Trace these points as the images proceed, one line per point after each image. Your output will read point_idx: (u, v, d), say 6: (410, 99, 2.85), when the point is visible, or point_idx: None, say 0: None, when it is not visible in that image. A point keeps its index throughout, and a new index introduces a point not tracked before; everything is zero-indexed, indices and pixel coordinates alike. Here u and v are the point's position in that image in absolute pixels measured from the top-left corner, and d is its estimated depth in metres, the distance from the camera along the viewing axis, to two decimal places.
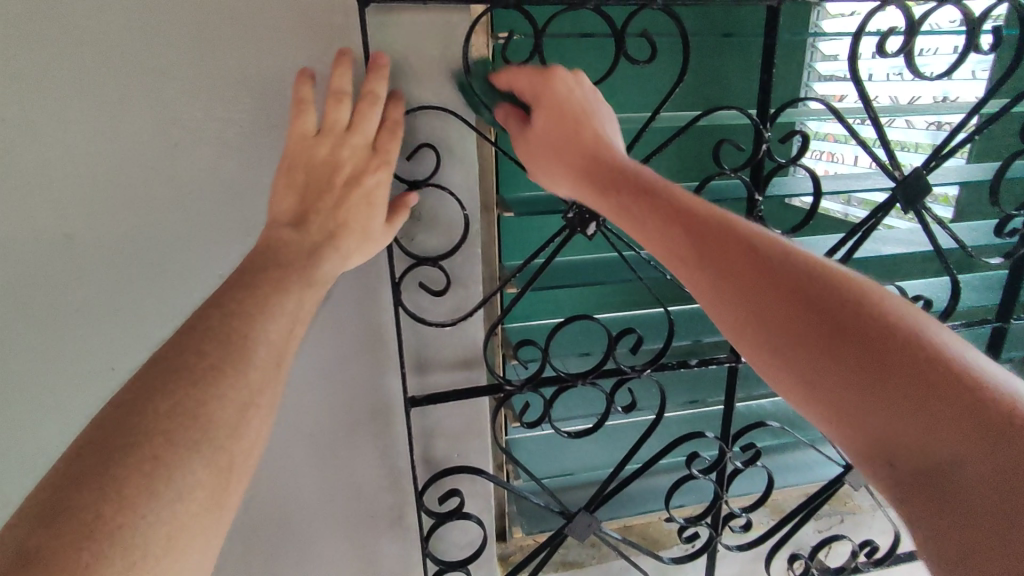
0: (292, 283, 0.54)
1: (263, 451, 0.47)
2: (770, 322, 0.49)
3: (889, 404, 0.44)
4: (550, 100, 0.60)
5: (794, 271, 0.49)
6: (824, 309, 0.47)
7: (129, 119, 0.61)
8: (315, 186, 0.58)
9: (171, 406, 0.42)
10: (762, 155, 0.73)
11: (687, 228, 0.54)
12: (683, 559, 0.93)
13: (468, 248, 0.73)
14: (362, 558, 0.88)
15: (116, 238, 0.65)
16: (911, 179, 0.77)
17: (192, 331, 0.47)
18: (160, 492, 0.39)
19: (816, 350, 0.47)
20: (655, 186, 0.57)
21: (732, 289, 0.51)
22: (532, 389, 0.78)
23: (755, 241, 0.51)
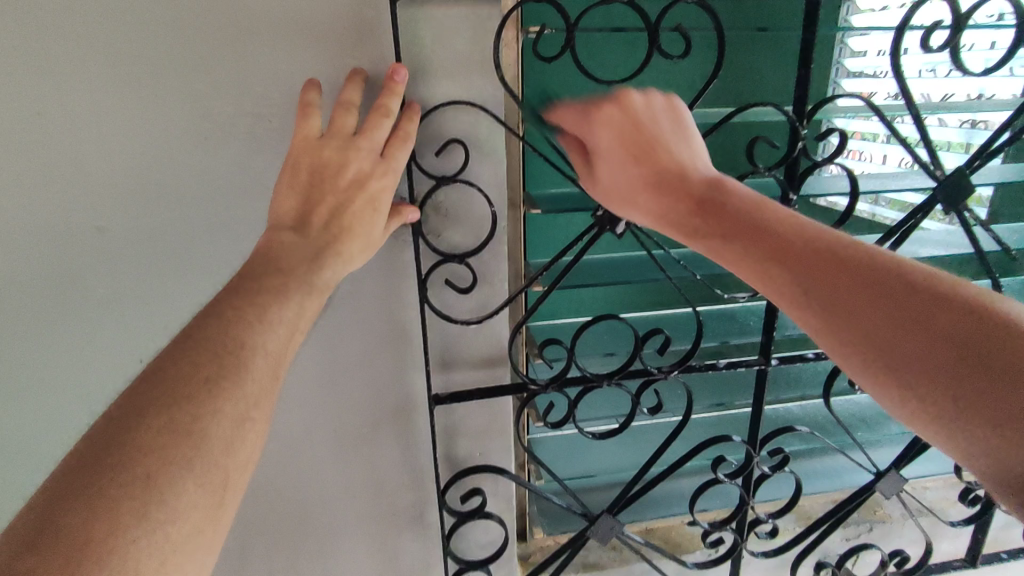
0: (291, 292, 0.53)
1: (256, 466, 0.47)
2: (849, 318, 0.50)
3: (977, 387, 0.46)
4: (608, 126, 0.61)
5: (865, 262, 0.51)
6: (902, 300, 0.49)
7: (160, 116, 0.61)
8: (319, 190, 0.57)
9: (162, 424, 0.41)
10: (797, 154, 0.71)
11: (758, 231, 0.55)
12: (707, 565, 0.91)
13: (495, 244, 0.72)
14: (384, 557, 0.88)
15: (144, 231, 0.65)
16: (952, 178, 0.75)
17: (187, 338, 0.46)
18: (152, 514, 0.38)
19: (930, 369, 0.47)
20: (720, 191, 0.58)
21: (836, 312, 0.51)
22: (557, 389, 0.77)
23: (821, 239, 0.53)
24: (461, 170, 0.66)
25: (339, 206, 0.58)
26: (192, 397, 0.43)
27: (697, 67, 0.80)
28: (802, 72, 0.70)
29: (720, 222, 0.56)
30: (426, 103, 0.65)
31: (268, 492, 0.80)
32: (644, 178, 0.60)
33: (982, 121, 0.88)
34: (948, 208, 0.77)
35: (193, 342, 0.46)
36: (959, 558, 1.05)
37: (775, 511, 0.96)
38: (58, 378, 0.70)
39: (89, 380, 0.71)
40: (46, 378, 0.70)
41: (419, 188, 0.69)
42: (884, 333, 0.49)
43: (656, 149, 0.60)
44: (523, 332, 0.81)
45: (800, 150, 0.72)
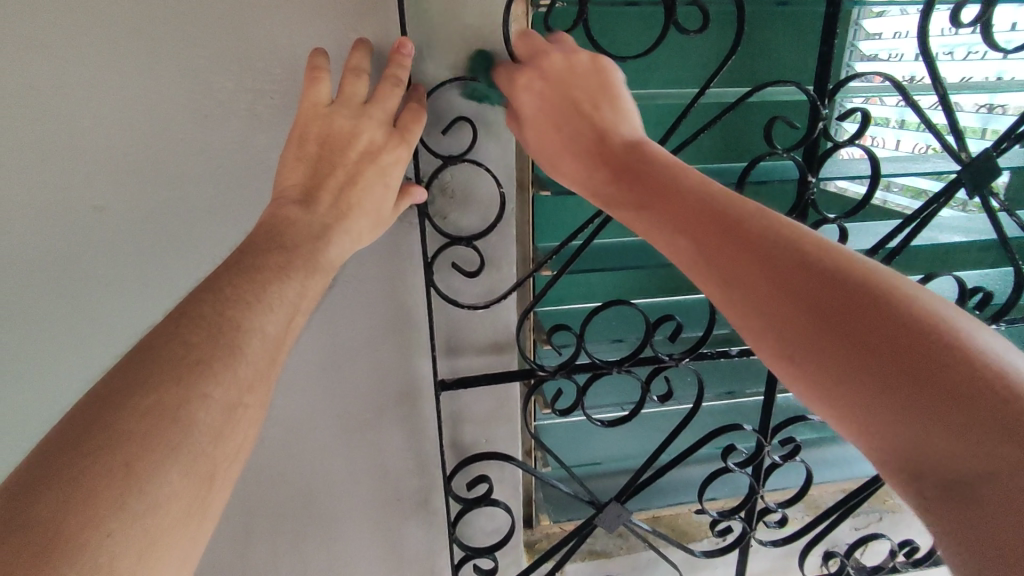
0: (295, 271, 0.51)
1: (250, 453, 0.45)
2: (746, 291, 0.47)
3: (866, 381, 0.42)
4: (534, 90, 0.59)
5: (776, 232, 0.46)
6: (807, 280, 0.44)
7: (157, 90, 0.59)
8: (328, 163, 0.56)
9: (147, 407, 0.39)
10: (817, 135, 0.69)
11: (667, 194, 0.51)
12: (715, 553, 0.90)
13: (502, 227, 0.70)
14: (387, 543, 0.87)
15: (144, 210, 0.64)
16: (979, 161, 0.72)
17: (182, 318, 0.45)
18: (131, 504, 0.36)
19: (825, 348, 0.43)
20: (638, 153, 0.54)
21: (739, 285, 0.47)
22: (565, 376, 0.75)
23: (732, 204, 0.49)
24: (470, 148, 0.64)
25: (347, 180, 0.57)
26: (182, 381, 0.41)
27: (714, 46, 0.79)
28: (824, 49, 0.68)
29: (630, 183, 0.53)
30: (432, 77, 0.62)
31: (271, 476, 0.79)
32: (563, 145, 0.58)
33: (1000, 105, 0.85)
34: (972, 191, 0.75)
35: (188, 322, 0.44)
36: None
37: (785, 501, 0.94)
38: (59, 359, 0.69)
39: (89, 362, 0.70)
40: (48, 359, 0.69)
41: (425, 168, 0.66)
42: (779, 309, 0.45)
43: (579, 113, 0.57)
44: (531, 318, 0.79)
45: (820, 130, 0.69)
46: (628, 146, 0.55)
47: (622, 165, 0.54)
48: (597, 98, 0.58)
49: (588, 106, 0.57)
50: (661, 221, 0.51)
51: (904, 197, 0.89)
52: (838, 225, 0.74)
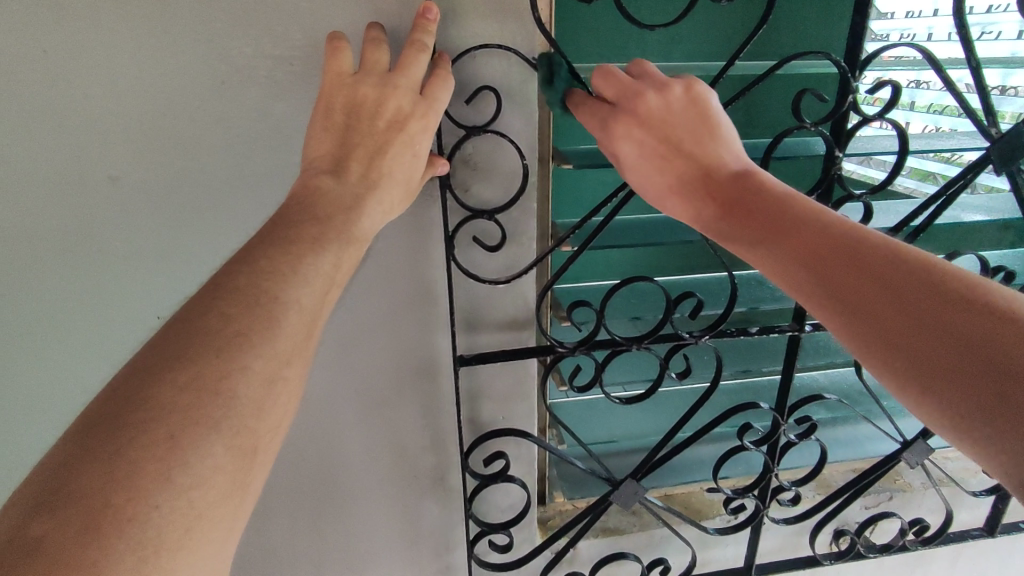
0: (329, 242, 0.51)
1: (286, 428, 0.45)
2: (851, 306, 0.47)
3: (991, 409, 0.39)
4: (631, 120, 0.57)
5: (897, 261, 0.46)
6: (923, 299, 0.44)
7: (174, 56, 0.57)
8: (356, 133, 0.55)
9: (188, 379, 0.39)
10: (846, 108, 0.67)
11: (782, 224, 0.52)
12: (728, 530, 0.90)
13: (525, 202, 0.69)
14: (404, 519, 0.87)
15: (160, 182, 0.62)
16: (1009, 136, 0.71)
17: (218, 289, 0.44)
18: (174, 478, 0.36)
19: (943, 363, 0.42)
20: (748, 185, 0.56)
21: (849, 305, 0.47)
22: (585, 352, 0.75)
23: (851, 234, 0.49)
24: (494, 118, 0.63)
25: (378, 149, 0.56)
26: (222, 354, 0.41)
27: (738, 18, 0.77)
28: (856, 19, 0.66)
29: (742, 212, 0.55)
30: (456, 46, 0.61)
31: (291, 452, 0.79)
32: (663, 175, 0.59)
33: (1012, 86, 0.84)
34: (1000, 166, 0.73)
35: (224, 293, 0.44)
36: (977, 528, 1.04)
37: (798, 479, 0.94)
38: (78, 335, 0.68)
39: (104, 336, 0.69)
40: (66, 336, 0.68)
41: (448, 139, 0.65)
42: (899, 336, 0.44)
43: (682, 142, 0.58)
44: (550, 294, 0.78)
45: (850, 104, 0.67)
46: (737, 178, 0.56)
47: (730, 198, 0.56)
48: (698, 130, 0.58)
49: (692, 140, 0.58)
50: (772, 249, 0.52)
51: (911, 180, 0.91)
52: (863, 202, 0.73)
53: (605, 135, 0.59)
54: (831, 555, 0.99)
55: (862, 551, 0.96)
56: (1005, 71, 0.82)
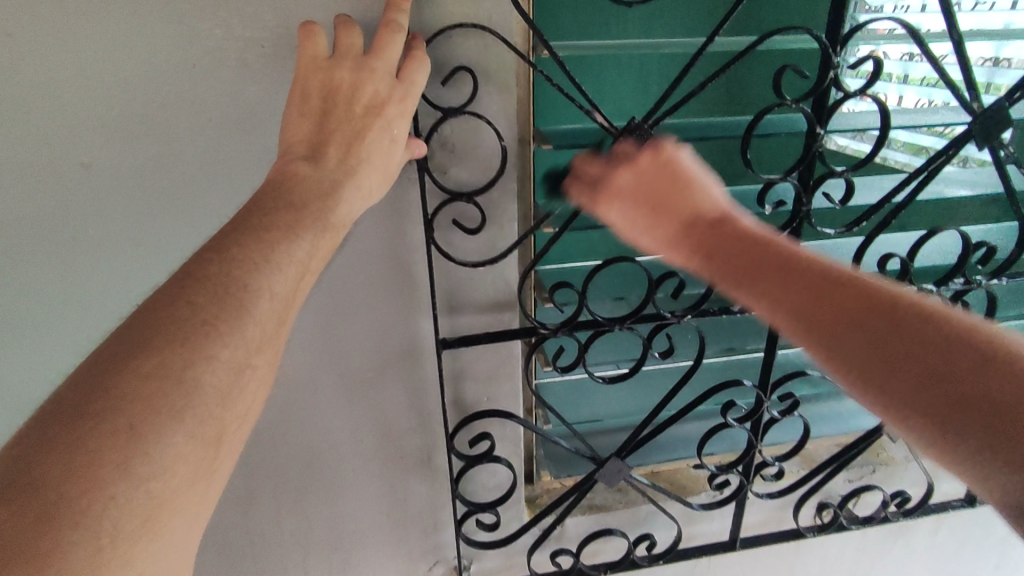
0: (304, 229, 0.51)
1: (253, 417, 0.46)
2: (825, 339, 0.52)
3: (985, 439, 0.43)
4: (611, 195, 0.63)
5: (892, 309, 0.49)
6: (883, 328, 0.49)
7: (141, 39, 0.56)
8: (332, 118, 0.55)
9: (152, 367, 0.40)
10: (828, 84, 0.66)
11: (779, 273, 0.55)
12: (712, 506, 0.92)
13: (504, 183, 0.68)
14: (391, 500, 0.88)
15: (132, 169, 0.61)
16: (990, 112, 0.71)
17: (186, 277, 0.45)
18: (135, 467, 0.37)
19: (910, 389, 0.47)
20: (737, 235, 0.59)
21: (824, 338, 0.52)
22: (567, 333, 0.75)
23: (833, 276, 0.53)
24: (470, 99, 0.61)
25: (355, 133, 0.55)
26: (188, 342, 0.41)
27: None
28: None
29: (737, 263, 0.58)
30: (432, 25, 0.60)
31: (277, 436, 0.80)
32: (646, 231, 0.63)
33: (1005, 59, 0.82)
34: (981, 143, 0.73)
35: (194, 281, 0.44)
36: (958, 499, 1.06)
37: (782, 454, 0.96)
38: (54, 323, 0.68)
39: (80, 323, 0.69)
40: (46, 324, 0.68)
41: (425, 121, 0.64)
42: (904, 386, 0.47)
43: (664, 203, 0.62)
44: (532, 276, 0.78)
45: (832, 80, 0.67)
46: (717, 229, 0.60)
47: (711, 245, 0.60)
48: (673, 185, 0.61)
49: (670, 195, 0.62)
50: (773, 300, 0.56)
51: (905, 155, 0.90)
52: (844, 179, 0.73)
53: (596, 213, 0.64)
54: (814, 528, 1.01)
55: (845, 523, 0.98)
56: (997, 42, 0.81)
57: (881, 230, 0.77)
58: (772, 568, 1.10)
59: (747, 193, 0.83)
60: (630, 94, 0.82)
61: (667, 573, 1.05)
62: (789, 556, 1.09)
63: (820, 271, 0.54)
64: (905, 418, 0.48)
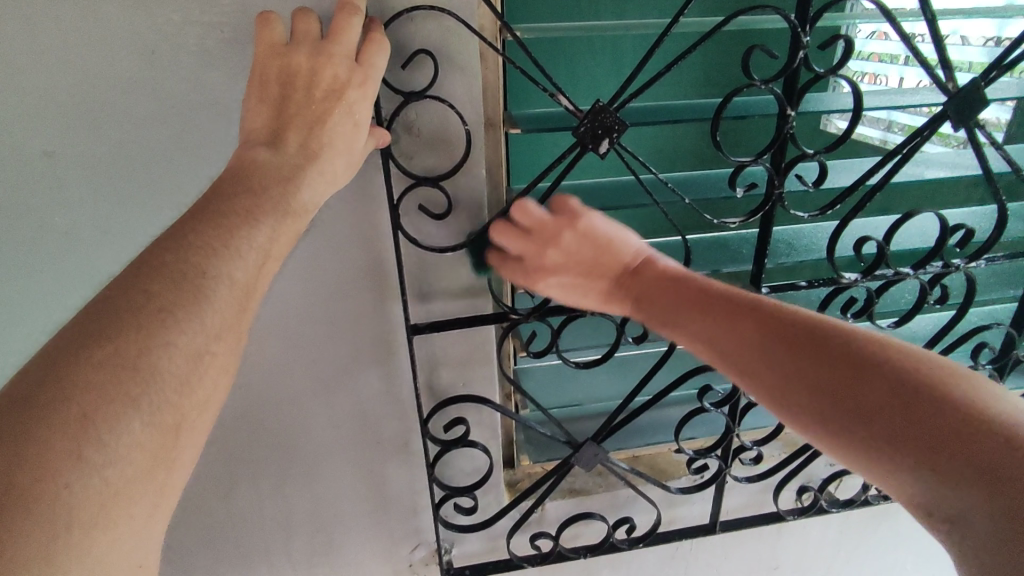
0: (264, 216, 0.51)
1: (214, 407, 0.47)
2: (751, 383, 0.56)
3: (894, 455, 0.47)
4: (544, 271, 0.65)
5: (799, 338, 0.53)
6: (796, 370, 0.52)
7: (96, 26, 0.55)
8: (291, 104, 0.54)
9: (104, 357, 0.40)
10: (798, 65, 0.65)
11: (700, 315, 0.59)
12: (691, 490, 0.92)
13: (472, 168, 0.68)
14: (372, 485, 0.89)
15: (94, 156, 0.61)
16: (966, 91, 0.70)
17: (141, 267, 0.45)
18: (89, 456, 0.37)
19: (827, 422, 0.50)
20: (658, 278, 0.63)
21: (752, 382, 0.56)
22: (539, 319, 0.75)
23: (749, 320, 0.56)
24: (431, 84, 0.61)
25: (316, 118, 0.54)
26: (144, 330, 0.42)
27: None
28: None
29: (662, 309, 0.62)
30: (394, 8, 0.59)
31: (257, 423, 0.81)
32: (584, 285, 0.67)
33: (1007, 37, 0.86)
34: (957, 124, 0.72)
35: (150, 271, 0.44)
36: None
37: (761, 438, 0.96)
38: (28, 310, 0.69)
39: (54, 311, 0.70)
40: (22, 314, 0.69)
41: (388, 106, 0.64)
42: (822, 415, 0.50)
43: (596, 258, 0.65)
44: None
45: (802, 61, 0.65)
46: (645, 277, 0.64)
47: (643, 292, 0.64)
48: (602, 239, 0.65)
49: (600, 248, 0.65)
50: (697, 338, 0.60)
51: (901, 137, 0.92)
52: (817, 161, 0.72)
53: (535, 285, 0.67)
54: (795, 511, 1.01)
55: (825, 506, 0.99)
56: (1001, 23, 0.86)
57: (857, 213, 0.76)
58: (755, 550, 1.11)
59: (720, 176, 0.82)
60: (605, 77, 0.82)
61: (649, 555, 1.06)
62: (772, 538, 1.10)
63: (738, 314, 0.57)
64: (828, 444, 0.51)
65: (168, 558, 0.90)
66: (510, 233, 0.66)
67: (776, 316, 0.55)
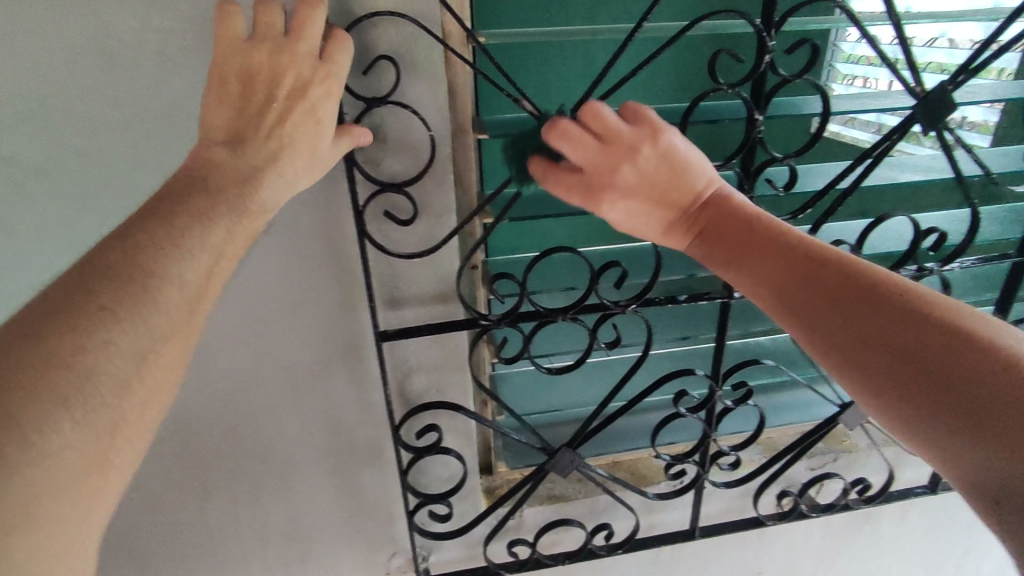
0: (219, 215, 0.50)
1: (155, 412, 0.46)
2: (811, 327, 0.52)
3: (952, 421, 0.44)
4: (606, 185, 0.58)
5: (873, 291, 0.50)
6: (865, 319, 0.49)
7: (54, 30, 0.55)
8: (251, 104, 0.54)
9: (39, 354, 0.38)
10: (764, 69, 0.65)
11: (767, 255, 0.56)
12: (668, 496, 0.91)
13: (437, 174, 0.68)
14: (347, 491, 0.89)
15: (55, 161, 0.61)
16: (933, 96, 0.69)
17: (86, 265, 0.43)
18: (11, 457, 0.35)
19: (887, 379, 0.47)
20: (731, 217, 0.59)
21: (812, 327, 0.52)
22: (510, 325, 0.75)
23: (823, 264, 0.53)
24: (393, 88, 0.61)
25: (278, 118, 0.54)
26: (83, 328, 0.41)
27: None
28: None
29: (727, 245, 0.58)
30: (356, 13, 0.59)
31: (228, 429, 0.80)
32: (641, 215, 0.61)
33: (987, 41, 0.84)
34: (926, 128, 0.71)
35: (95, 270, 0.43)
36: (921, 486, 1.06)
37: (738, 444, 0.94)
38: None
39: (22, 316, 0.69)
40: None
41: (349, 113, 0.63)
42: (885, 367, 0.47)
43: (663, 188, 0.60)
44: (477, 266, 0.78)
45: (768, 65, 0.65)
46: (715, 215, 0.60)
47: (710, 229, 0.60)
48: (676, 165, 0.59)
49: (671, 175, 0.59)
50: (758, 280, 0.56)
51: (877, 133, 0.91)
52: (787, 165, 0.71)
53: (589, 201, 0.59)
54: (774, 516, 1.00)
55: (805, 511, 0.98)
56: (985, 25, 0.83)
57: (829, 217, 0.76)
58: (737, 555, 1.10)
59: None
60: (578, 81, 0.82)
61: (630, 561, 1.06)
62: (754, 543, 1.09)
63: (812, 259, 0.54)
64: (881, 404, 0.48)
65: (141, 564, 0.90)
66: (575, 137, 0.57)
67: (851, 266, 0.52)
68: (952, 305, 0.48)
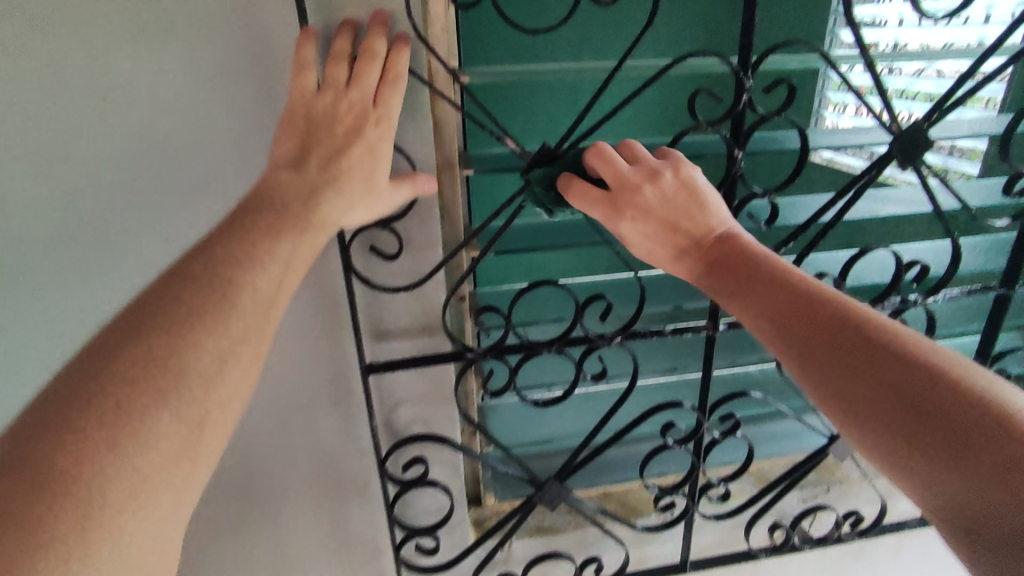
0: (285, 232, 0.50)
1: (240, 411, 0.46)
2: (813, 365, 0.51)
3: (954, 466, 0.43)
4: (629, 206, 0.59)
5: (879, 335, 0.49)
6: (870, 360, 0.49)
7: (51, 72, 0.57)
8: (315, 139, 0.55)
9: (142, 353, 0.41)
10: (742, 107, 0.66)
11: (773, 291, 0.55)
12: (658, 528, 0.90)
13: (424, 209, 0.69)
14: (334, 524, 0.88)
15: (46, 197, 0.62)
16: (910, 132, 0.71)
17: (173, 277, 0.45)
18: (122, 443, 0.38)
19: (890, 421, 0.46)
20: (739, 253, 0.59)
21: (815, 364, 0.51)
22: (496, 357, 0.75)
23: (828, 304, 0.52)
24: None
25: (338, 148, 0.55)
26: (174, 330, 0.42)
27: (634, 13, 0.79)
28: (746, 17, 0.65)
29: (733, 280, 0.58)
30: None
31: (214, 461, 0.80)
32: (651, 242, 0.62)
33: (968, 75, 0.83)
34: (904, 164, 0.73)
35: (181, 280, 0.45)
36: (915, 518, 1.05)
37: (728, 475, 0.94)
38: None
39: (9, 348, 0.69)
40: None
41: None
42: (888, 409, 0.47)
43: (678, 218, 0.61)
44: (462, 299, 0.78)
45: (746, 103, 0.67)
46: (723, 252, 0.60)
47: (717, 265, 0.59)
48: (692, 197, 0.61)
49: (687, 206, 0.61)
50: (761, 316, 0.55)
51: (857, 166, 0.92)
52: (769, 200, 0.72)
53: (612, 220, 0.61)
54: (768, 548, 0.99)
55: (798, 543, 0.97)
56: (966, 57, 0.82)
57: (812, 249, 0.77)
58: None
59: None
60: (562, 117, 0.83)
61: None
62: None
63: (818, 299, 0.53)
64: (881, 447, 0.47)
65: None
66: (608, 158, 0.60)
67: (857, 309, 0.51)
68: (954, 357, 0.48)
